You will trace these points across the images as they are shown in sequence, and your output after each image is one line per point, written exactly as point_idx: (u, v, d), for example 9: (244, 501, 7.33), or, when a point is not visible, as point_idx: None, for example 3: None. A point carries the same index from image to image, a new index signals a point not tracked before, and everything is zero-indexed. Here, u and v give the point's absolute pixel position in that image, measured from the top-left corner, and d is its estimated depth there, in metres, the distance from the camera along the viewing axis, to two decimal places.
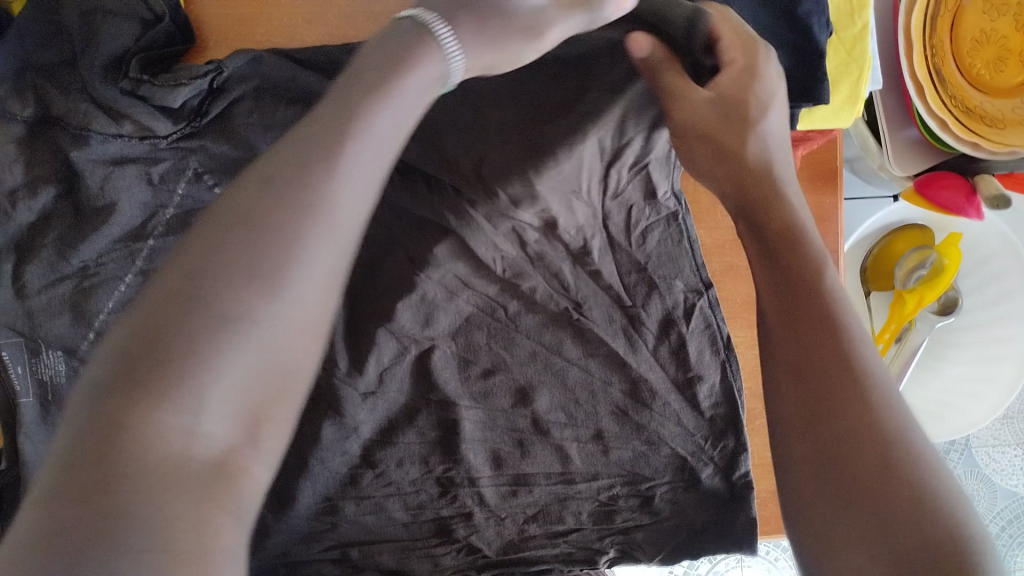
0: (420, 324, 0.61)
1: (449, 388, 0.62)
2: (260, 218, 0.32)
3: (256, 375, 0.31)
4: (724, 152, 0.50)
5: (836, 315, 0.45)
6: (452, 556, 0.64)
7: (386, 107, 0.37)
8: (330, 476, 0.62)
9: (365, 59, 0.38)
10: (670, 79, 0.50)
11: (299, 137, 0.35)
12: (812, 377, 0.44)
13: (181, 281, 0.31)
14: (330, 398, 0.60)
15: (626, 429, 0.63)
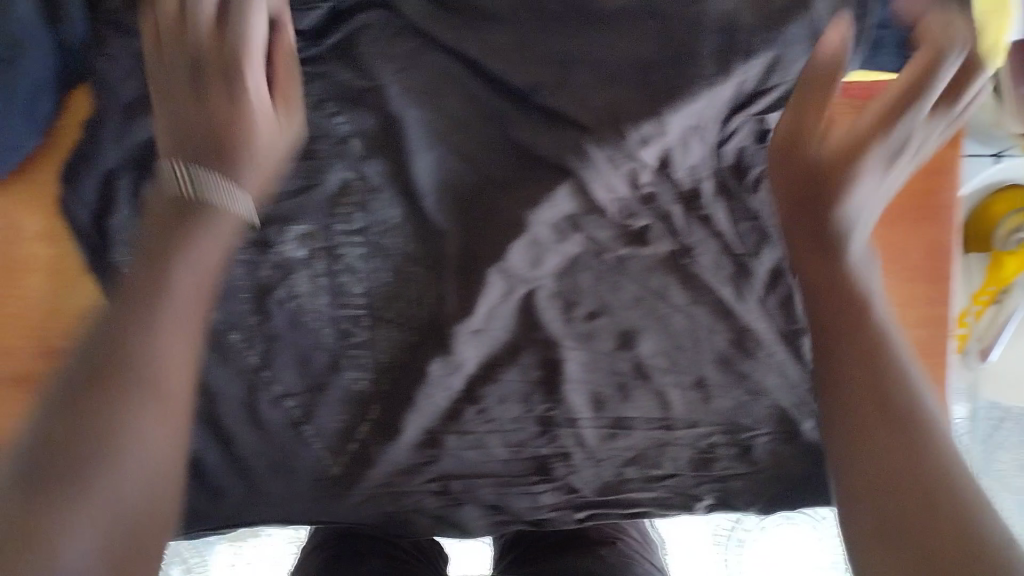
0: (528, 264, 0.61)
1: (552, 327, 0.62)
2: (126, 364, 0.38)
3: (121, 514, 0.35)
4: (825, 179, 0.49)
5: (879, 347, 0.42)
6: (551, 494, 0.65)
7: (194, 251, 0.44)
8: (432, 409, 0.62)
9: (180, 207, 0.45)
10: (802, 99, 0.51)
11: (146, 287, 0.41)
12: (866, 416, 0.40)
13: (67, 414, 0.36)
14: (440, 335, 0.61)
15: (729, 377, 0.63)
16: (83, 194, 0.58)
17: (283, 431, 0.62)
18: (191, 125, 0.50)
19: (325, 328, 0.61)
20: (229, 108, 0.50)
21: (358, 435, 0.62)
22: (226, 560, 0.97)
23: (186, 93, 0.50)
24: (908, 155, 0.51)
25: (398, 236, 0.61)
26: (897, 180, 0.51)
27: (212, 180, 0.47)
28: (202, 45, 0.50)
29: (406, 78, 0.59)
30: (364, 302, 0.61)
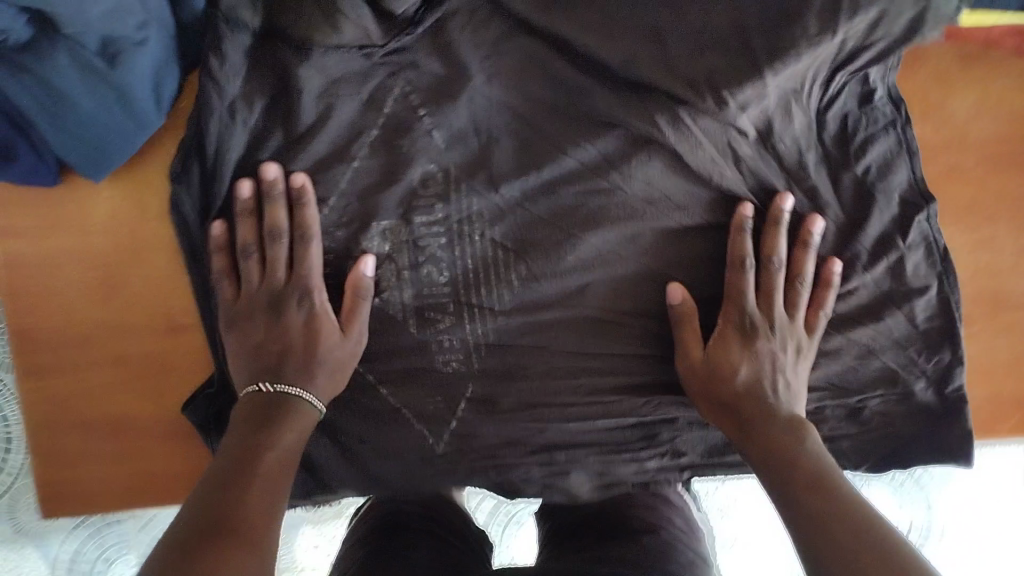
0: (621, 241, 0.62)
1: (649, 301, 0.64)
2: (249, 471, 0.49)
3: None
4: (716, 380, 0.59)
5: (797, 458, 0.53)
6: (656, 459, 0.67)
7: (287, 431, 0.54)
8: (533, 385, 0.64)
9: (238, 427, 0.53)
10: (686, 330, 0.61)
11: (238, 450, 0.51)
12: (816, 537, 0.48)
13: (173, 549, 0.42)
14: (533, 315, 0.63)
15: (835, 345, 0.63)
16: (188, 181, 0.56)
17: (376, 418, 0.64)
18: (263, 352, 0.57)
19: (412, 317, 0.62)
20: (300, 328, 0.57)
21: (459, 410, 0.64)
22: (311, 543, 0.99)
23: (262, 323, 0.57)
24: (794, 344, 0.60)
25: (485, 224, 0.61)
26: (801, 384, 0.60)
27: (292, 388, 0.56)
28: (275, 278, 0.57)
29: (493, 65, 0.58)
30: (450, 290, 0.62)
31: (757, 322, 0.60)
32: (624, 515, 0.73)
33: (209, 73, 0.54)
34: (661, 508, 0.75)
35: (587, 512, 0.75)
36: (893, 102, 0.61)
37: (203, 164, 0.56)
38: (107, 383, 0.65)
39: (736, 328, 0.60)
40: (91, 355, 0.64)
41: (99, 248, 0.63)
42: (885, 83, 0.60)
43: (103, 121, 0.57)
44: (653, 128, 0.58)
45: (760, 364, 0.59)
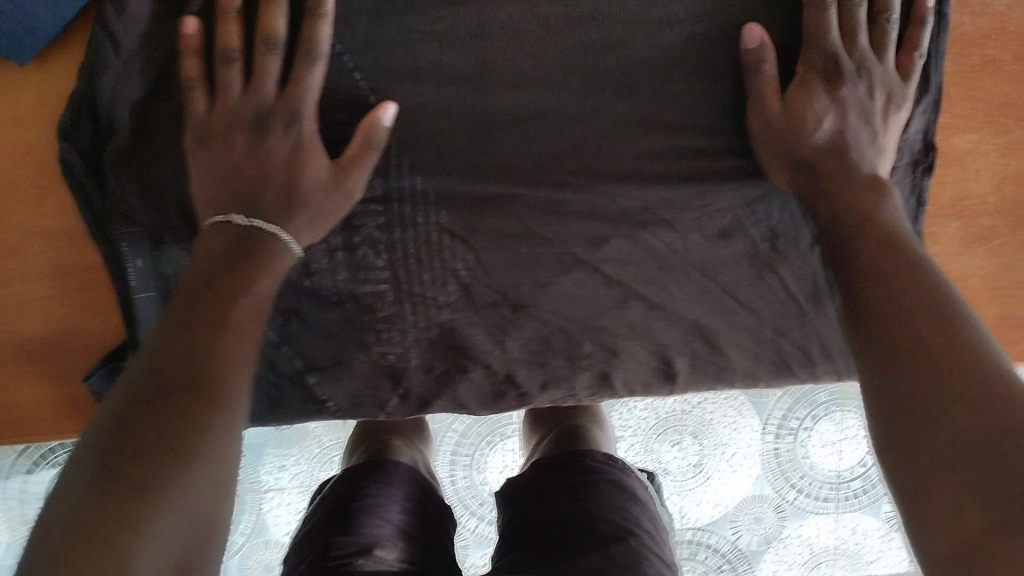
0: (588, 245, 0.57)
1: (608, 319, 0.59)
2: (237, 288, 0.45)
3: (205, 457, 0.37)
4: (797, 131, 0.52)
5: (866, 254, 0.47)
6: (594, 455, 0.71)
7: (276, 265, 0.48)
8: (475, 385, 0.61)
9: (230, 229, 0.48)
10: (762, 84, 0.53)
11: (224, 259, 0.46)
12: (897, 333, 0.42)
13: (158, 366, 0.39)
14: (471, 328, 0.58)
15: (784, 377, 0.63)
16: (80, 139, 0.52)
17: (307, 405, 0.61)
18: (239, 172, 0.49)
19: (346, 303, 0.57)
20: (285, 153, 0.49)
21: (390, 406, 0.61)
22: (275, 462, 1.00)
23: (242, 143, 0.49)
24: (885, 93, 0.53)
25: (430, 210, 0.55)
26: (891, 140, 0.54)
27: (269, 225, 0.48)
28: (263, 96, 0.49)
29: (451, 32, 0.53)
30: (389, 276, 0.56)
31: (861, 70, 0.53)
32: (575, 492, 0.66)
33: (102, 19, 0.50)
34: (628, 504, 0.65)
35: (542, 502, 0.66)
36: (925, 145, 0.58)
37: (97, 122, 0.52)
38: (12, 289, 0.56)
39: (819, 75, 0.53)
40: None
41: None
42: (924, 125, 0.57)
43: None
44: (629, 131, 0.55)
45: (858, 128, 0.53)
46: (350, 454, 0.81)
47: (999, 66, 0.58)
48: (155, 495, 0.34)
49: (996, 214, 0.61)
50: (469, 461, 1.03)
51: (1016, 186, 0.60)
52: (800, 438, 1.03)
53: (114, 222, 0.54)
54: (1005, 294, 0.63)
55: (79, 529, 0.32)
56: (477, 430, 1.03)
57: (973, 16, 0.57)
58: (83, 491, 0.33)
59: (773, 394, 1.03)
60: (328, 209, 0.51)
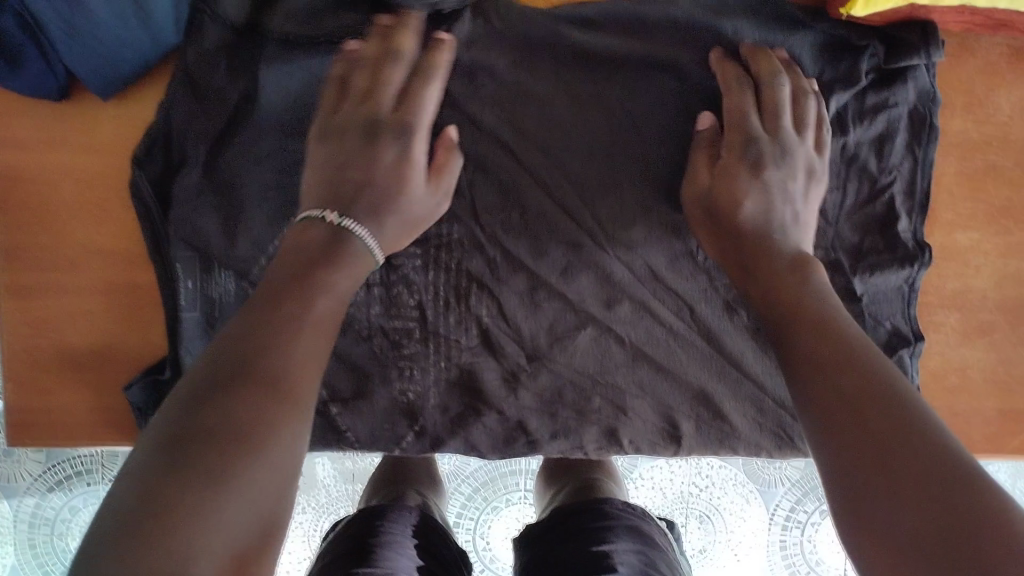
0: (601, 303, 0.60)
1: (619, 374, 0.62)
2: (306, 288, 0.45)
3: (260, 456, 0.37)
4: (720, 209, 0.54)
5: (816, 323, 0.46)
6: (612, 502, 0.73)
7: (351, 270, 0.48)
8: (488, 431, 0.63)
9: (309, 232, 0.49)
10: (701, 162, 0.56)
11: (296, 263, 0.46)
12: (844, 400, 0.41)
13: (225, 362, 0.39)
14: (484, 374, 0.61)
15: (787, 451, 0.64)
16: (150, 168, 0.58)
17: (326, 435, 0.63)
18: (346, 172, 0.52)
19: (375, 337, 0.61)
20: (388, 164, 0.53)
21: (405, 444, 0.63)
22: None
23: (357, 143, 0.53)
24: (804, 170, 0.56)
25: (463, 254, 0.59)
26: (811, 216, 0.56)
27: (356, 226, 0.50)
28: (382, 106, 0.54)
29: (498, 98, 0.58)
30: (418, 316, 0.60)
31: (785, 150, 0.55)
32: (595, 539, 0.68)
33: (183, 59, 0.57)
34: (644, 548, 0.68)
35: (558, 547, 0.69)
36: (917, 243, 0.61)
37: (170, 154, 0.58)
38: (70, 303, 0.61)
39: (741, 151, 0.55)
40: (51, 273, 0.61)
41: (72, 161, 0.59)
42: (911, 227, 0.61)
43: (122, 33, 0.54)
44: (650, 198, 0.59)
45: (758, 202, 0.54)
46: (368, 497, 0.83)
47: (999, 170, 0.62)
48: (209, 499, 0.34)
49: (995, 310, 0.64)
50: (472, 524, 1.04)
51: (1014, 284, 0.63)
52: (807, 532, 1.03)
53: (174, 244, 0.59)
54: (1004, 389, 0.64)
55: (129, 523, 0.32)
56: (483, 495, 1.04)
57: (977, 122, 0.62)
58: (129, 495, 0.33)
59: (784, 484, 1.03)
60: (409, 220, 0.53)
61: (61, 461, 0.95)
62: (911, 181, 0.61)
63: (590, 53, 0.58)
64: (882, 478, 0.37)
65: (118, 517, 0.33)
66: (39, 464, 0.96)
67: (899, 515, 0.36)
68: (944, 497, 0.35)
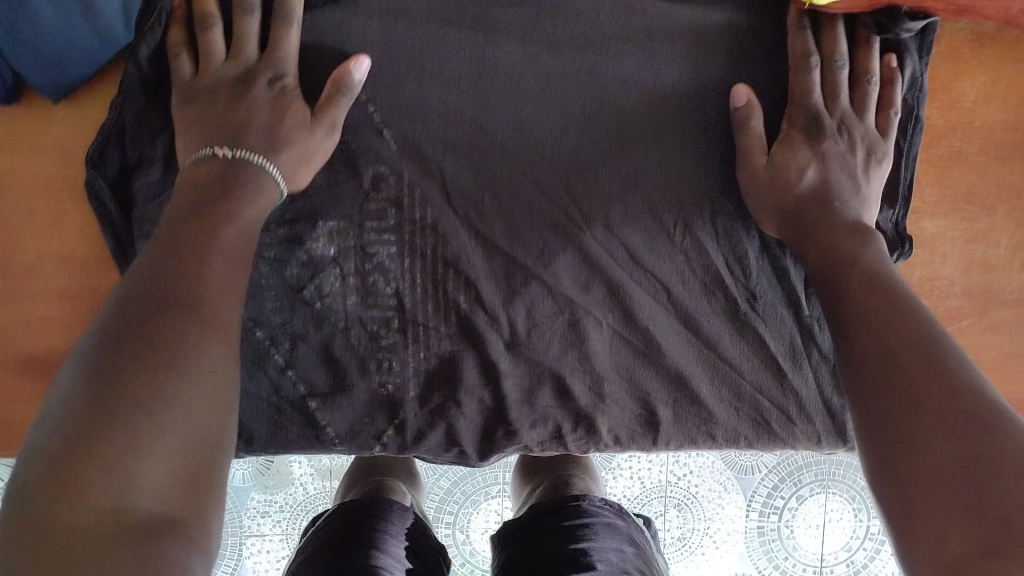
0: (578, 288, 0.60)
1: (598, 361, 0.62)
2: (214, 222, 0.48)
3: (182, 376, 0.39)
4: (779, 176, 0.57)
5: (862, 283, 0.50)
6: (588, 499, 0.74)
7: (260, 203, 0.51)
8: (469, 423, 0.63)
9: (209, 169, 0.51)
10: (749, 139, 0.57)
11: (203, 200, 0.49)
12: (897, 350, 0.45)
13: (133, 301, 0.41)
14: (458, 367, 0.61)
15: (765, 437, 0.64)
16: (106, 168, 0.56)
17: (305, 432, 0.62)
18: (222, 120, 0.53)
19: (352, 328, 0.60)
20: (267, 100, 0.54)
21: (385, 437, 0.63)
22: (259, 509, 1.00)
23: (228, 94, 0.53)
24: (867, 147, 0.58)
25: (438, 242, 0.59)
26: (875, 191, 0.58)
27: (255, 156, 0.52)
28: (247, 53, 0.54)
29: (466, 90, 0.58)
30: (395, 304, 0.60)
31: (847, 120, 0.58)
32: (574, 535, 0.68)
33: (135, 57, 0.55)
34: (622, 548, 0.68)
35: (540, 541, 0.69)
36: (898, 234, 0.61)
37: (125, 153, 0.57)
38: (34, 307, 0.60)
39: (804, 130, 0.58)
40: (12, 280, 0.59)
41: (30, 164, 0.57)
42: (893, 217, 0.62)
43: (67, 37, 0.53)
44: (623, 184, 0.59)
45: (825, 170, 0.57)
46: (343, 494, 0.82)
47: (966, 157, 0.62)
48: (140, 418, 0.36)
49: (962, 296, 0.64)
50: (452, 519, 1.03)
51: (982, 271, 0.64)
52: (785, 518, 1.04)
53: (138, 243, 0.58)
54: None
55: (66, 454, 0.34)
56: (462, 488, 1.03)
57: (948, 109, 0.62)
58: (61, 429, 0.35)
59: (761, 470, 1.04)
60: (302, 153, 0.54)
61: None
62: (896, 171, 0.61)
63: (557, 45, 0.59)
64: (918, 414, 0.41)
65: (55, 446, 0.35)
66: (8, 470, 0.93)
67: (924, 454, 0.39)
68: (968, 426, 0.38)
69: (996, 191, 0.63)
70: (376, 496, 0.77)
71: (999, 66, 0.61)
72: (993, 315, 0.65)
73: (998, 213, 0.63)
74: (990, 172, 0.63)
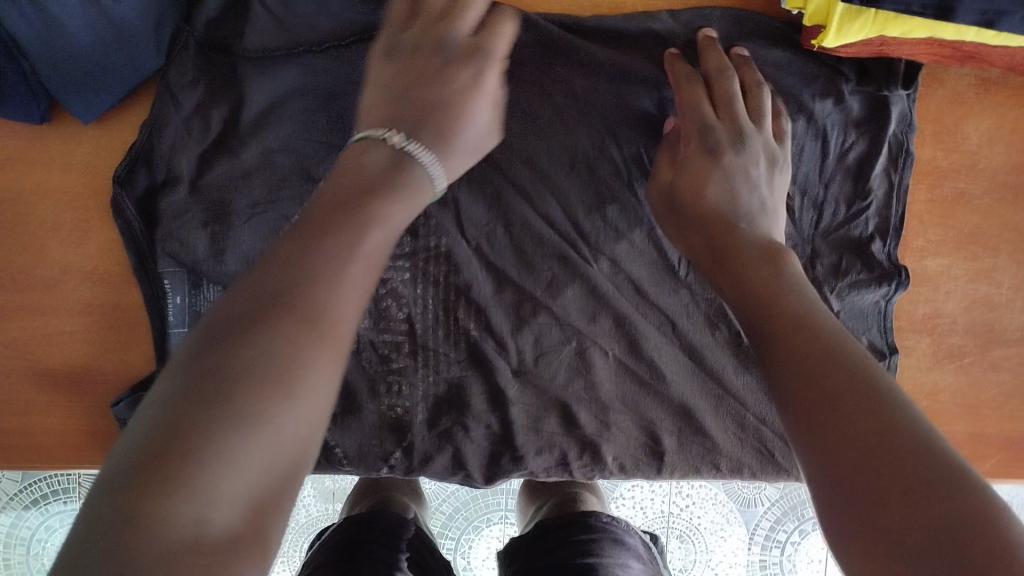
0: (585, 318, 0.61)
1: (603, 388, 0.63)
2: (380, 201, 0.40)
3: (304, 389, 0.33)
4: (672, 194, 0.55)
5: (792, 316, 0.41)
6: (595, 513, 0.75)
7: (419, 198, 0.43)
8: (476, 447, 0.64)
9: (375, 146, 0.44)
10: (662, 161, 0.57)
11: (359, 175, 0.42)
12: (828, 388, 0.36)
13: (275, 277, 0.35)
14: (461, 394, 0.62)
15: (768, 468, 0.64)
16: (133, 188, 0.58)
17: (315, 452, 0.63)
18: (408, 99, 0.48)
19: (364, 351, 0.62)
20: (461, 89, 0.49)
21: (392, 459, 0.64)
22: None
23: (430, 69, 0.49)
24: (767, 155, 0.55)
25: (450, 269, 0.60)
26: (778, 200, 0.54)
27: (421, 153, 0.45)
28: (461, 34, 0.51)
29: None
30: (406, 329, 0.61)
31: (738, 130, 0.54)
32: (581, 549, 0.69)
33: (165, 81, 0.57)
34: (628, 562, 0.68)
35: (547, 554, 0.70)
36: (893, 265, 0.63)
37: (153, 173, 0.58)
38: (53, 323, 0.61)
39: (699, 140, 0.54)
40: (35, 294, 0.60)
41: (55, 183, 0.59)
42: (886, 250, 0.63)
43: (104, 62, 0.56)
44: (631, 215, 0.60)
45: (726, 178, 0.53)
46: (349, 508, 0.83)
47: (970, 198, 0.64)
48: (241, 430, 0.30)
49: (964, 334, 0.65)
50: (453, 544, 1.04)
51: (985, 310, 0.65)
52: (787, 552, 1.04)
53: (160, 259, 0.60)
54: (971, 412, 0.66)
55: (151, 455, 0.29)
56: (465, 514, 1.03)
57: (952, 150, 0.63)
58: (157, 422, 0.30)
59: (765, 502, 1.04)
60: (468, 147, 0.49)
61: (37, 479, 0.94)
62: (890, 208, 0.62)
63: (571, 81, 0.60)
64: (869, 474, 0.33)
65: (125, 463, 0.29)
66: (13, 483, 0.94)
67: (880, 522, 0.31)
68: (936, 485, 0.31)
69: (998, 232, 0.64)
70: (380, 513, 0.78)
71: (1004, 111, 0.62)
72: (995, 353, 0.65)
73: (1001, 254, 0.64)
74: (993, 213, 0.64)
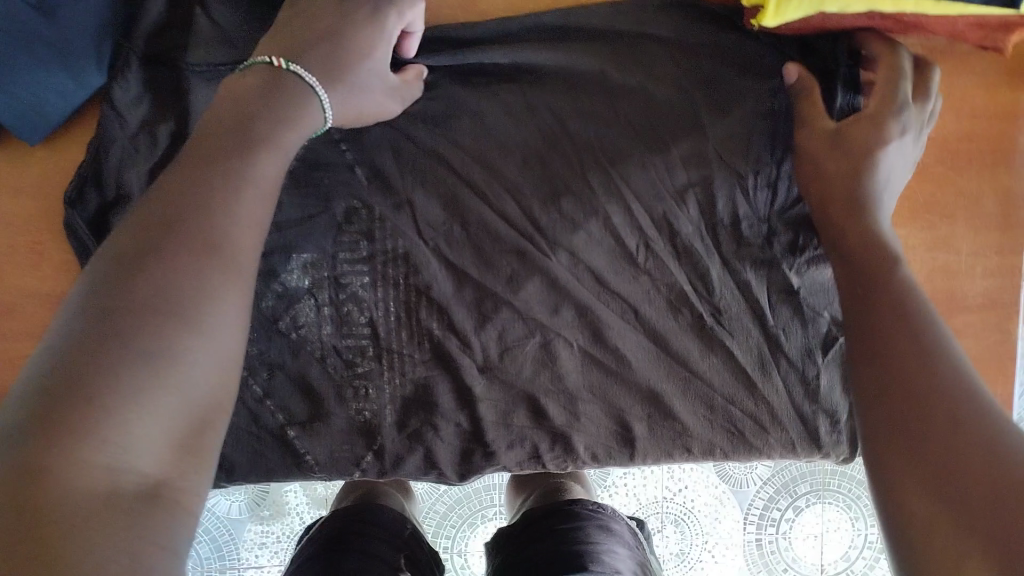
0: (547, 311, 0.62)
1: (570, 379, 0.63)
2: (248, 141, 0.44)
3: (199, 326, 0.37)
4: (835, 133, 0.55)
5: (894, 303, 0.47)
6: (583, 500, 0.75)
7: (296, 136, 0.47)
8: (447, 446, 0.64)
9: (245, 88, 0.48)
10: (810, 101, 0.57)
11: (227, 119, 0.45)
12: (907, 366, 0.42)
13: (159, 225, 0.39)
14: (428, 393, 0.63)
15: (741, 448, 0.65)
16: (86, 208, 0.58)
17: (285, 460, 0.64)
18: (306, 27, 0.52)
19: (328, 357, 0.62)
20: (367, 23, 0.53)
21: (363, 462, 0.64)
22: (257, 539, 1.00)
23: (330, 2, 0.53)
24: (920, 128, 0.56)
25: (410, 271, 0.61)
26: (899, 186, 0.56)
27: (305, 73, 0.49)
28: None
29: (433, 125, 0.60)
30: (369, 333, 0.62)
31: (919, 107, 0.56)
32: (567, 536, 0.69)
33: (109, 97, 0.56)
34: (615, 548, 0.69)
35: (533, 544, 0.70)
36: None
37: (104, 192, 0.59)
38: (19, 347, 0.61)
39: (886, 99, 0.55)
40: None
41: (9, 208, 0.59)
42: None
43: (41, 84, 0.55)
44: (586, 205, 0.61)
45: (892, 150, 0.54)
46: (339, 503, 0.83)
47: (923, 168, 0.64)
48: (143, 368, 0.34)
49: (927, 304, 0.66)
50: (449, 543, 1.04)
51: (945, 278, 0.65)
52: (782, 529, 1.04)
53: None
54: None
55: (54, 406, 0.33)
56: (459, 512, 1.04)
57: None
58: (50, 370, 0.34)
59: (758, 482, 1.04)
60: (369, 94, 0.53)
61: None
62: None
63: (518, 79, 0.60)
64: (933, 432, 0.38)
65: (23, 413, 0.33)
66: None
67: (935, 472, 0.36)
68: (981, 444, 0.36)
69: (954, 199, 0.64)
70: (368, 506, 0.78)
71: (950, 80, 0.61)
72: (958, 319, 0.66)
73: (958, 222, 0.64)
74: (947, 182, 0.64)
